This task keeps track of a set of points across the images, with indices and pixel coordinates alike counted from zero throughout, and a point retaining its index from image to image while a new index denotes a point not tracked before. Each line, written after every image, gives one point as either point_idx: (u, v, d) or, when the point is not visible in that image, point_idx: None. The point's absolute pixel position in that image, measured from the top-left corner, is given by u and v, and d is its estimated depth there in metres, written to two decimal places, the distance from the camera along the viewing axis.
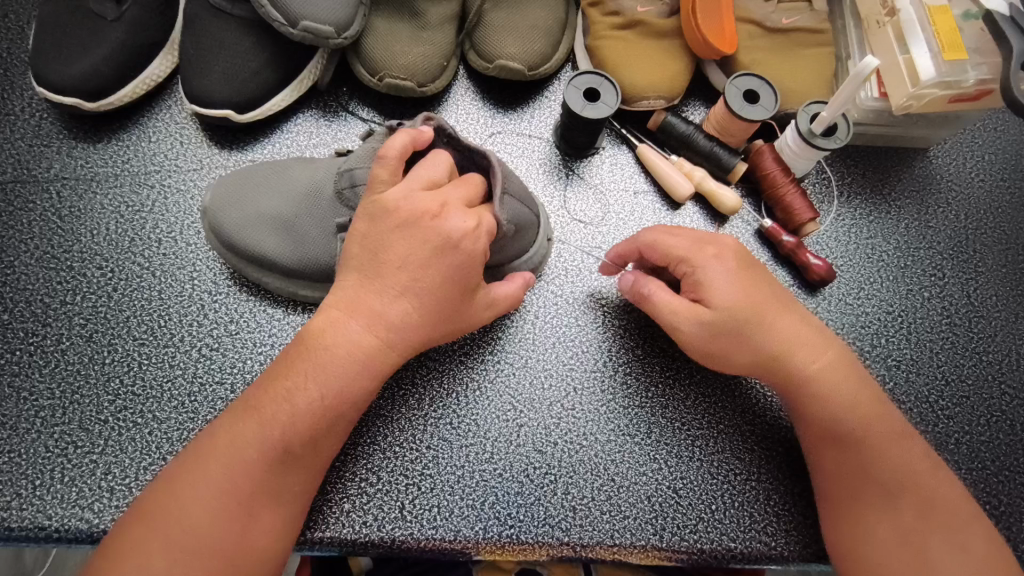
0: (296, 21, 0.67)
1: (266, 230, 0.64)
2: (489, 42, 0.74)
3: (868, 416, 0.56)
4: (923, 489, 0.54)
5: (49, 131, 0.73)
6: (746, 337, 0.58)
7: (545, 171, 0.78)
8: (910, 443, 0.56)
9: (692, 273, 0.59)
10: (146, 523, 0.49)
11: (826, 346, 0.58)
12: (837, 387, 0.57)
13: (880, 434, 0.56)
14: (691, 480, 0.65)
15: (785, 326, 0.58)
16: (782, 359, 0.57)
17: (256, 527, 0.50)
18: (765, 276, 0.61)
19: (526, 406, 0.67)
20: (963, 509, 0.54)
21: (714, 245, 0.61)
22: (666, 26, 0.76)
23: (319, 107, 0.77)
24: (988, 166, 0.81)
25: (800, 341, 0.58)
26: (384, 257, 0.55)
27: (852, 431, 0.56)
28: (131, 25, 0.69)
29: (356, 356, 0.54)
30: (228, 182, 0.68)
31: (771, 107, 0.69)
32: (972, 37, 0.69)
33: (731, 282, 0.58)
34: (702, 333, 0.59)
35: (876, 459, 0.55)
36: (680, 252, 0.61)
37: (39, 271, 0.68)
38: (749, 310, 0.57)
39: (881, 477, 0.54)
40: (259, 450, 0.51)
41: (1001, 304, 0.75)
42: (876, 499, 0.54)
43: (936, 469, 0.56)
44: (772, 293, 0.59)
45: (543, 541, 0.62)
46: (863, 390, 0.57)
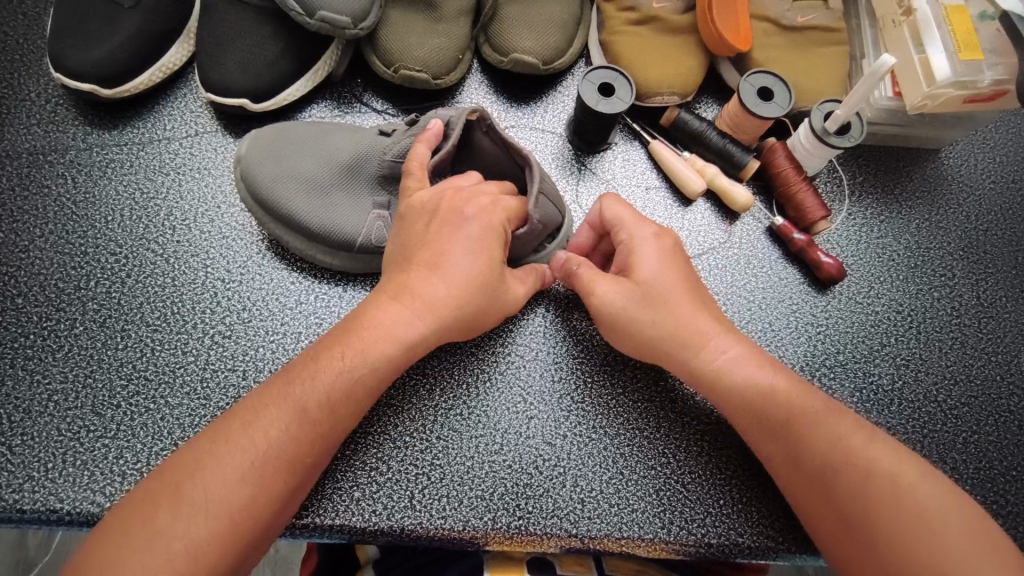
0: (314, 10, 0.67)
1: (293, 194, 0.65)
2: (504, 35, 0.74)
3: (785, 402, 0.56)
4: (856, 464, 0.52)
5: (65, 117, 0.73)
6: (654, 331, 0.59)
7: (557, 165, 0.78)
8: (834, 416, 0.55)
9: (622, 251, 0.62)
10: (157, 488, 0.49)
11: (736, 340, 0.59)
12: (748, 378, 0.57)
13: (801, 416, 0.55)
14: (699, 474, 0.65)
15: (693, 319, 0.59)
16: (688, 354, 0.59)
17: (266, 487, 0.50)
18: (694, 269, 0.63)
19: (536, 398, 0.67)
20: (908, 470, 0.52)
21: (649, 230, 0.62)
22: (681, 23, 0.76)
23: (334, 98, 0.77)
24: (1000, 167, 0.81)
25: (709, 332, 0.59)
26: (429, 238, 0.57)
27: (774, 421, 0.56)
28: (149, 13, 0.70)
29: (387, 333, 0.55)
30: (263, 139, 0.67)
31: (785, 105, 0.70)
32: (988, 37, 0.69)
33: (651, 274, 0.60)
34: (611, 312, 0.60)
35: (801, 439, 0.54)
36: (619, 227, 0.63)
37: (53, 256, 0.68)
38: (657, 300, 0.59)
39: (807, 462, 0.54)
40: (275, 417, 0.52)
41: (1010, 304, 0.75)
42: (813, 480, 0.54)
43: (872, 437, 0.54)
44: (688, 286, 0.61)
45: (551, 532, 0.62)
46: (779, 380, 0.57)
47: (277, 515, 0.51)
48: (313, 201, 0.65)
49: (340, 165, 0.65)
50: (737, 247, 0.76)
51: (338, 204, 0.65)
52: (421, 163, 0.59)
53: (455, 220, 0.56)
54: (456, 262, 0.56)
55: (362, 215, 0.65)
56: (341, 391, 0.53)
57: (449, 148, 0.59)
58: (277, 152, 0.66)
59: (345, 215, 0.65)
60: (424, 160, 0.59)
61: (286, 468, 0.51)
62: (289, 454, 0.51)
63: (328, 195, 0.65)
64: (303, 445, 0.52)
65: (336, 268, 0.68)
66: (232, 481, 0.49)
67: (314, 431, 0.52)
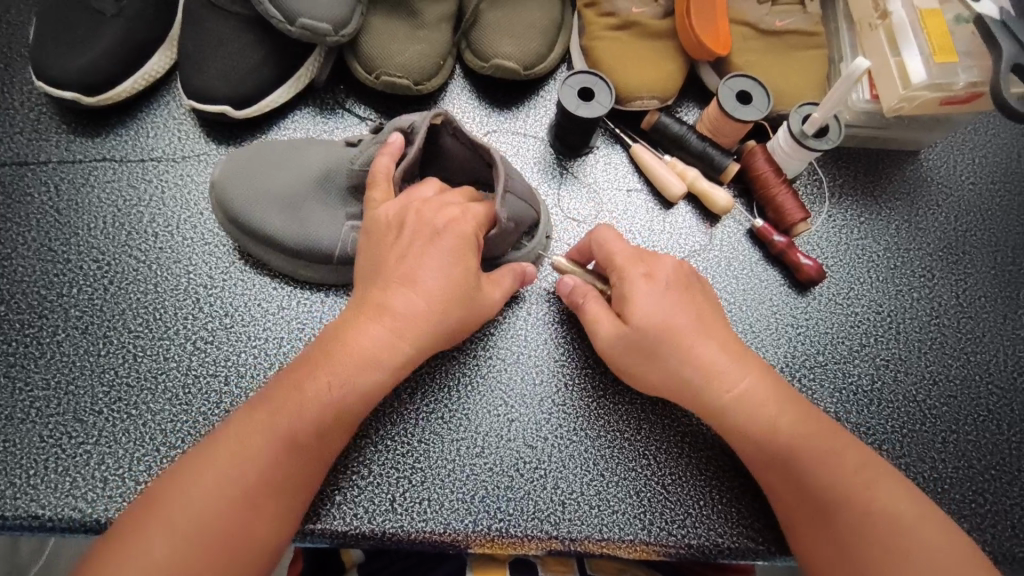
0: (294, 18, 0.68)
1: (268, 212, 0.65)
2: (485, 41, 0.75)
3: (791, 436, 0.55)
4: (858, 500, 0.52)
5: (49, 126, 0.73)
6: (661, 364, 0.58)
7: (539, 169, 0.79)
8: (837, 448, 0.55)
9: (621, 285, 0.60)
10: (147, 512, 0.49)
11: (747, 370, 0.58)
12: (756, 411, 0.56)
13: (808, 451, 0.55)
14: (680, 476, 0.65)
15: (704, 352, 0.57)
16: (698, 386, 0.57)
17: (254, 515, 0.51)
18: (705, 297, 0.61)
19: (517, 402, 0.68)
20: (905, 507, 0.52)
21: (658, 262, 0.61)
22: (660, 27, 0.76)
23: (316, 104, 0.77)
24: (979, 168, 0.81)
25: (721, 365, 0.57)
26: (401, 253, 0.57)
27: (780, 454, 0.55)
28: (131, 22, 0.70)
29: (366, 353, 0.55)
30: (237, 160, 0.68)
31: (764, 108, 0.71)
32: (963, 40, 0.70)
33: (660, 307, 0.58)
34: (615, 344, 0.60)
35: (806, 473, 0.54)
36: (625, 258, 0.61)
37: (36, 263, 0.68)
38: (667, 334, 0.57)
39: (813, 497, 0.54)
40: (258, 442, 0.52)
41: (990, 305, 0.76)
42: (810, 512, 0.54)
43: (874, 471, 0.54)
44: (699, 317, 0.59)
45: (532, 534, 0.62)
46: (786, 412, 0.56)
47: (271, 539, 0.52)
48: (290, 214, 0.65)
49: (314, 178, 0.65)
50: (718, 249, 0.77)
51: (310, 216, 0.65)
52: (387, 175, 0.60)
53: (427, 233, 0.57)
54: (430, 276, 0.56)
55: (342, 223, 0.65)
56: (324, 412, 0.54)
57: (411, 153, 0.59)
58: (249, 170, 0.67)
59: (322, 226, 0.65)
60: (389, 170, 0.60)
61: (275, 493, 0.52)
62: (273, 479, 0.52)
63: (299, 209, 0.65)
64: (288, 470, 0.53)
65: (318, 279, 0.68)
66: (223, 507, 0.50)
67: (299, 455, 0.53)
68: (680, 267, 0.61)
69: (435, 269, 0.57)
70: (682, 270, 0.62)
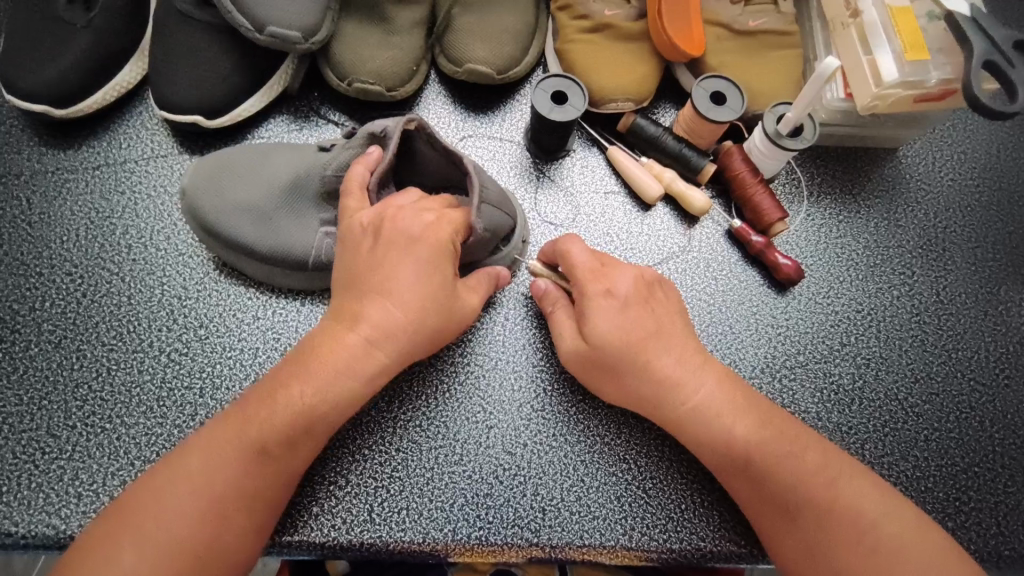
0: (263, 26, 0.67)
1: (239, 223, 0.65)
2: (458, 45, 0.75)
3: (753, 442, 0.55)
4: (821, 505, 0.52)
5: (20, 138, 0.73)
6: (620, 376, 0.58)
7: (516, 173, 0.78)
8: (802, 451, 0.55)
9: (580, 298, 0.61)
10: (116, 522, 0.49)
11: (705, 377, 0.58)
12: (715, 420, 0.56)
13: (770, 456, 0.54)
14: (661, 479, 0.65)
15: (661, 363, 0.58)
16: (657, 398, 0.58)
17: (226, 528, 0.50)
18: (664, 306, 0.61)
19: (496, 408, 0.67)
20: (869, 510, 0.52)
21: (616, 273, 0.61)
22: (634, 29, 0.76)
23: (291, 112, 0.77)
24: (957, 165, 0.81)
25: (677, 375, 0.57)
26: (377, 262, 0.56)
27: (741, 462, 0.55)
28: (100, 33, 0.70)
29: (342, 365, 0.54)
30: (204, 169, 0.67)
31: (739, 108, 0.71)
32: (935, 38, 0.70)
33: (616, 319, 0.58)
34: (577, 358, 0.60)
35: (767, 479, 0.54)
36: (582, 270, 0.61)
37: (8, 278, 0.68)
38: (625, 346, 0.58)
39: (778, 503, 0.53)
40: (232, 456, 0.51)
41: (970, 301, 0.76)
42: (775, 518, 0.54)
43: (839, 472, 0.54)
44: (656, 327, 0.59)
45: (512, 542, 0.62)
46: (746, 418, 0.56)
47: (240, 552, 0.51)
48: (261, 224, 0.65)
49: (282, 186, 0.64)
50: (697, 251, 0.76)
51: (283, 227, 0.65)
52: (360, 184, 0.59)
53: (404, 239, 0.56)
54: (407, 283, 0.56)
55: (314, 230, 0.65)
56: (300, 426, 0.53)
57: (385, 161, 0.58)
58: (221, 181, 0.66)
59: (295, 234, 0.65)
60: (362, 180, 0.59)
61: (246, 506, 0.51)
62: (248, 494, 0.51)
63: (272, 219, 0.65)
64: (264, 484, 0.52)
65: (294, 287, 0.68)
66: (193, 520, 0.49)
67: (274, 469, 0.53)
68: (639, 278, 0.62)
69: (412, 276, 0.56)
70: (641, 279, 0.62)
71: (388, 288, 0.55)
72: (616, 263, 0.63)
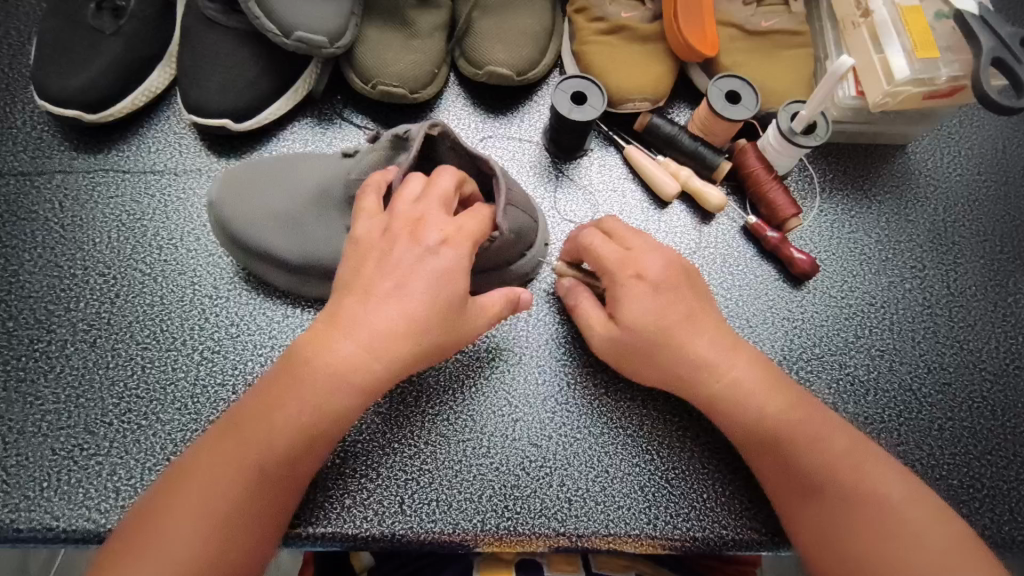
0: (290, 31, 0.69)
1: (268, 231, 0.66)
2: (478, 48, 0.77)
3: (781, 424, 0.57)
4: (849, 485, 0.54)
5: (51, 143, 0.74)
6: (654, 360, 0.60)
7: (535, 173, 0.80)
8: (831, 435, 0.56)
9: (612, 288, 0.61)
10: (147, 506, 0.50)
11: (737, 358, 0.59)
12: (747, 401, 0.58)
13: (798, 438, 0.56)
14: (683, 470, 0.66)
15: (696, 347, 0.59)
16: (690, 381, 0.59)
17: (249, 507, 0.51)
18: (697, 287, 0.62)
19: (522, 402, 0.69)
20: (895, 493, 0.54)
21: (645, 256, 0.61)
22: (649, 31, 0.78)
23: (314, 115, 0.79)
24: (964, 160, 0.83)
25: (711, 359, 0.59)
26: (383, 266, 0.55)
27: (770, 442, 0.57)
28: (130, 39, 0.72)
29: (343, 364, 0.53)
30: (233, 175, 0.70)
31: (752, 107, 0.72)
32: (944, 36, 0.72)
33: (648, 305, 0.59)
34: (611, 346, 0.62)
35: (794, 462, 0.56)
36: (611, 260, 0.62)
37: (43, 279, 0.69)
38: (657, 332, 0.59)
39: (806, 483, 0.55)
40: (245, 456, 0.51)
41: (980, 293, 0.78)
42: (802, 498, 0.55)
43: (865, 456, 0.56)
44: (689, 311, 0.60)
45: (539, 532, 0.63)
46: (776, 398, 0.58)
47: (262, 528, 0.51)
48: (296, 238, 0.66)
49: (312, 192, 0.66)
50: (713, 246, 0.78)
51: (313, 232, 0.66)
52: (377, 187, 0.58)
53: (417, 255, 0.55)
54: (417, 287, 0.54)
55: (340, 239, 0.65)
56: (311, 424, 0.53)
57: (409, 159, 0.58)
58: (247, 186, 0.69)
59: (325, 238, 0.65)
60: (381, 181, 0.58)
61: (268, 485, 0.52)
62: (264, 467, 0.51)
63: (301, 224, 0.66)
64: (276, 481, 0.52)
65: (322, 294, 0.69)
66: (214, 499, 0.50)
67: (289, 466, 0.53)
68: (670, 262, 0.61)
69: (416, 283, 0.54)
70: (674, 261, 0.62)
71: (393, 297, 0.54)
72: (642, 246, 0.62)
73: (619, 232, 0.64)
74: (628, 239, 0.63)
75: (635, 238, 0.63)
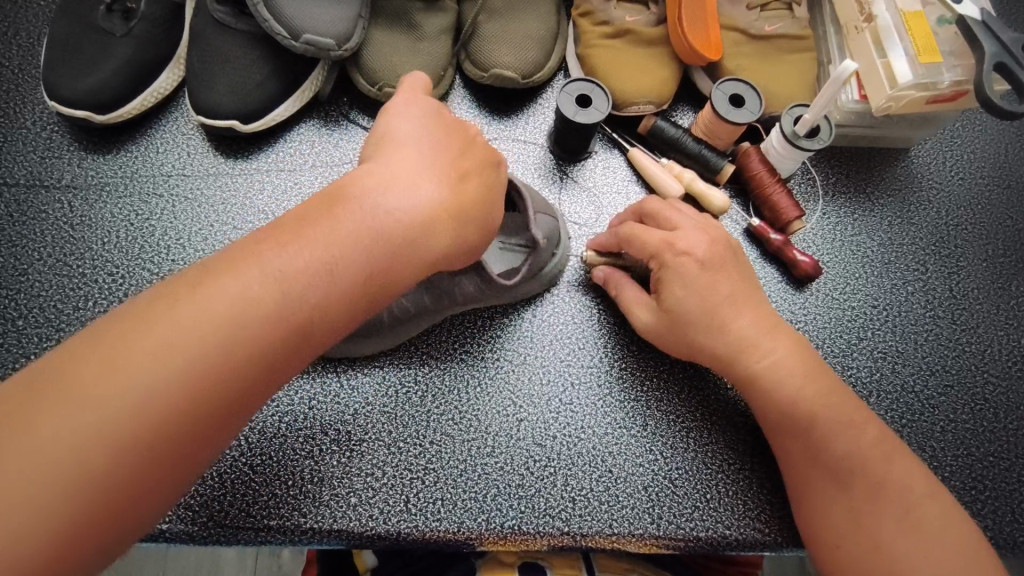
0: (298, 34, 0.70)
1: None
2: (484, 51, 0.77)
3: (817, 412, 0.57)
4: (877, 475, 0.55)
5: (60, 143, 0.75)
6: (696, 336, 0.61)
7: (540, 175, 0.81)
8: (864, 427, 0.57)
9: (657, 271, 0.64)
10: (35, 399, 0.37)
11: (779, 338, 0.60)
12: (785, 382, 0.58)
13: (831, 425, 0.57)
14: (686, 470, 0.67)
15: (738, 325, 0.60)
16: (728, 360, 0.60)
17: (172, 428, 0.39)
18: (740, 266, 0.64)
19: (526, 401, 0.69)
20: (917, 489, 0.55)
21: (685, 237, 0.63)
22: (653, 35, 0.79)
23: (321, 117, 0.79)
24: (967, 164, 0.84)
25: (750, 339, 0.60)
26: (403, 145, 0.53)
27: (802, 422, 0.58)
28: (139, 41, 0.73)
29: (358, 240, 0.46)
30: None
31: (756, 111, 0.73)
32: (947, 41, 0.72)
33: (689, 286, 0.61)
34: (655, 327, 0.64)
35: (825, 447, 0.57)
36: (653, 245, 0.64)
37: (52, 278, 0.70)
38: (700, 311, 0.61)
39: (836, 468, 0.56)
40: (107, 396, 0.37)
41: (983, 296, 0.78)
42: (827, 484, 0.56)
43: (895, 450, 0.57)
44: (732, 290, 0.61)
45: (543, 531, 0.64)
46: (814, 383, 0.58)
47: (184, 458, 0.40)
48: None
49: None
50: None
51: None
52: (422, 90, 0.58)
53: (482, 162, 0.56)
54: (468, 183, 0.53)
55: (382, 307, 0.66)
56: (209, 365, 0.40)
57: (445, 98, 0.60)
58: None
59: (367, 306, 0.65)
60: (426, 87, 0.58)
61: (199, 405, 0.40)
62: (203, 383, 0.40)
63: None
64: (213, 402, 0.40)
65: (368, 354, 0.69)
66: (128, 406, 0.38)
67: (187, 424, 0.39)
68: (713, 244, 0.63)
69: (464, 180, 0.53)
70: (717, 239, 0.64)
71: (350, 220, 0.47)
72: (684, 225, 0.64)
73: (660, 211, 0.66)
74: (670, 218, 0.65)
75: (678, 218, 0.65)
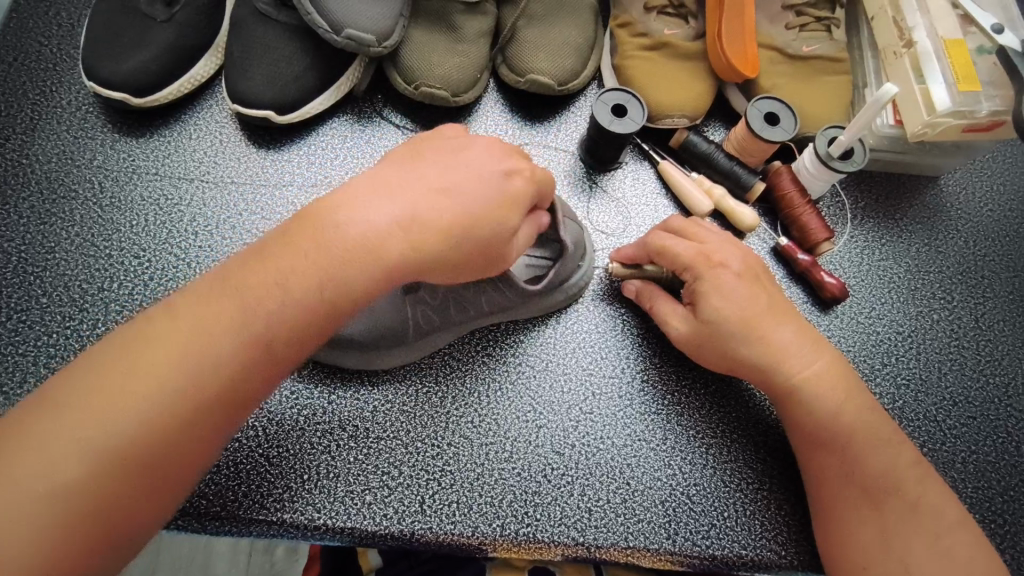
0: (341, 28, 0.70)
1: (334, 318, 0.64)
2: (522, 57, 0.77)
3: (852, 428, 0.57)
4: (909, 497, 0.55)
5: (94, 124, 0.75)
6: (733, 346, 0.60)
7: (568, 183, 0.81)
8: (899, 448, 0.58)
9: (694, 282, 0.62)
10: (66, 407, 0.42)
11: (820, 351, 0.60)
12: (824, 395, 0.58)
13: (865, 441, 0.57)
14: (704, 487, 0.66)
15: (778, 335, 0.60)
16: (766, 369, 0.60)
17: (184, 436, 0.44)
18: (773, 286, 0.64)
19: (546, 408, 0.69)
20: (948, 514, 0.55)
21: (720, 252, 0.63)
22: (691, 49, 0.79)
23: (354, 112, 0.80)
24: (997, 196, 0.83)
25: (788, 351, 0.59)
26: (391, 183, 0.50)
27: (836, 439, 0.57)
28: (180, 27, 0.73)
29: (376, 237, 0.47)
30: None
31: (791, 130, 0.73)
32: (985, 70, 0.72)
33: (727, 294, 0.60)
34: (691, 339, 0.63)
35: (858, 465, 0.56)
36: (686, 258, 0.63)
37: (79, 258, 0.70)
38: (738, 322, 0.60)
39: (873, 487, 0.56)
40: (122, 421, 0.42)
41: (1008, 328, 0.77)
42: (857, 503, 0.56)
43: (926, 475, 0.57)
44: (770, 302, 0.61)
45: (558, 540, 0.63)
46: (850, 403, 0.58)
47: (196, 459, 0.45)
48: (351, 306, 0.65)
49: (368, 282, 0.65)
50: None
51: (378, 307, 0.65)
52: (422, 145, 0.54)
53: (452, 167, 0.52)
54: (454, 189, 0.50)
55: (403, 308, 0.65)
56: (189, 395, 0.44)
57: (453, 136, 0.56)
58: None
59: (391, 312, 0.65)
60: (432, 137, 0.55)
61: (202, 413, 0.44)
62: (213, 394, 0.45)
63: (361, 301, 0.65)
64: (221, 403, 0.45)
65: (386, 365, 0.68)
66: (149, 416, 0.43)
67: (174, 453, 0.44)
68: (747, 260, 0.63)
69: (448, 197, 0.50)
70: (749, 255, 0.64)
71: (313, 236, 0.47)
72: (715, 240, 0.64)
73: (689, 229, 0.66)
74: (701, 235, 0.65)
75: (708, 233, 0.65)
